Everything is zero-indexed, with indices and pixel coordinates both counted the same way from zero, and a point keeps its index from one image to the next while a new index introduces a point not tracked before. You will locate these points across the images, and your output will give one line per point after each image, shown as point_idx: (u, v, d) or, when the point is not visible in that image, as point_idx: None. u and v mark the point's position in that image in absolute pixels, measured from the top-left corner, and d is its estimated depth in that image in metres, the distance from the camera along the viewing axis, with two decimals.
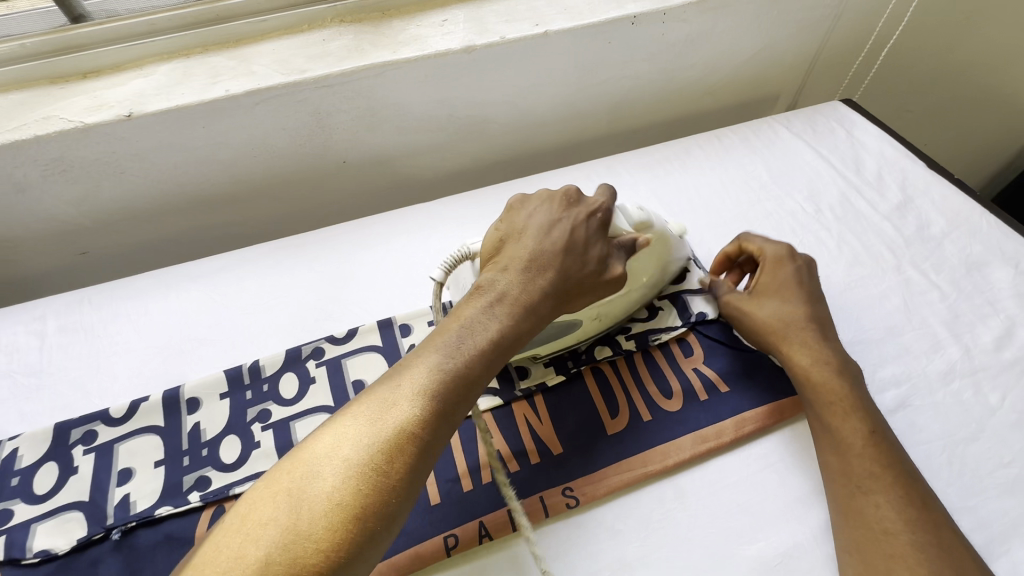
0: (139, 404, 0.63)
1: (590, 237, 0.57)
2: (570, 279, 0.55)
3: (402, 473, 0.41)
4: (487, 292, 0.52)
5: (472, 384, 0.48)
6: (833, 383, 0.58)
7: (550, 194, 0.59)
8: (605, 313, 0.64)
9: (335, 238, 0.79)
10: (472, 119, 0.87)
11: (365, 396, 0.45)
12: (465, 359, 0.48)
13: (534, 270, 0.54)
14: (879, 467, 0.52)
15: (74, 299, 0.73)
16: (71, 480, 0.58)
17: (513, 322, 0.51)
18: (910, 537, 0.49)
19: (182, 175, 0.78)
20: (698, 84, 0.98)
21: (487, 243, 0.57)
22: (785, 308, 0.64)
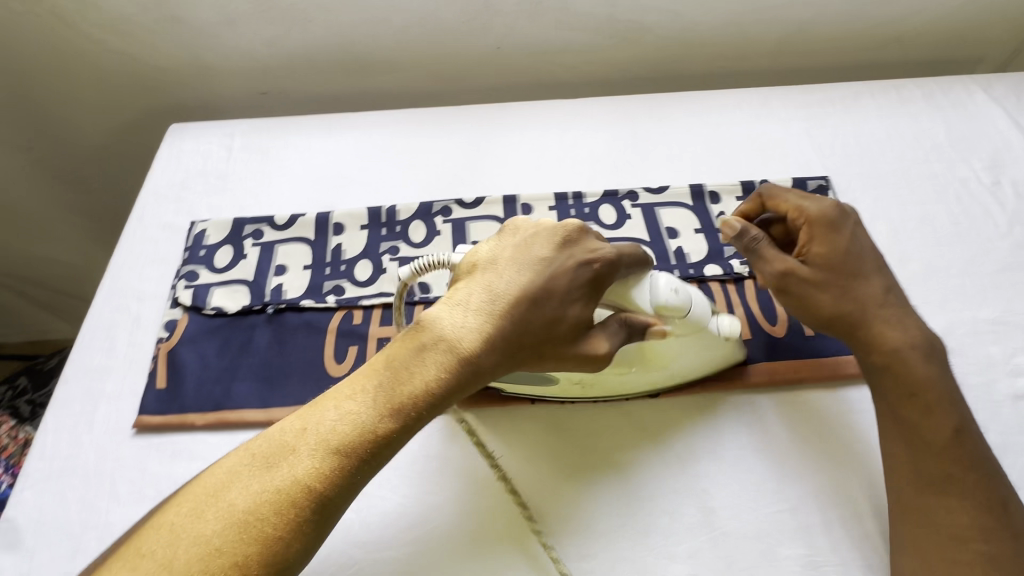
0: (298, 217, 0.74)
1: (568, 292, 0.49)
2: (534, 336, 0.49)
3: (291, 526, 0.40)
4: (426, 333, 0.47)
5: (390, 434, 0.44)
6: (921, 374, 0.51)
7: (543, 228, 0.52)
8: (592, 380, 0.56)
9: (477, 117, 0.83)
10: (630, 24, 0.86)
11: (280, 432, 0.44)
12: (380, 410, 0.44)
13: (490, 317, 0.47)
14: (955, 473, 0.48)
15: (256, 125, 0.85)
16: (241, 262, 0.70)
17: (451, 375, 0.46)
18: (981, 547, 0.46)
19: (356, 33, 0.86)
20: (888, 26, 0.88)
21: (462, 266, 0.52)
22: (857, 285, 0.54)
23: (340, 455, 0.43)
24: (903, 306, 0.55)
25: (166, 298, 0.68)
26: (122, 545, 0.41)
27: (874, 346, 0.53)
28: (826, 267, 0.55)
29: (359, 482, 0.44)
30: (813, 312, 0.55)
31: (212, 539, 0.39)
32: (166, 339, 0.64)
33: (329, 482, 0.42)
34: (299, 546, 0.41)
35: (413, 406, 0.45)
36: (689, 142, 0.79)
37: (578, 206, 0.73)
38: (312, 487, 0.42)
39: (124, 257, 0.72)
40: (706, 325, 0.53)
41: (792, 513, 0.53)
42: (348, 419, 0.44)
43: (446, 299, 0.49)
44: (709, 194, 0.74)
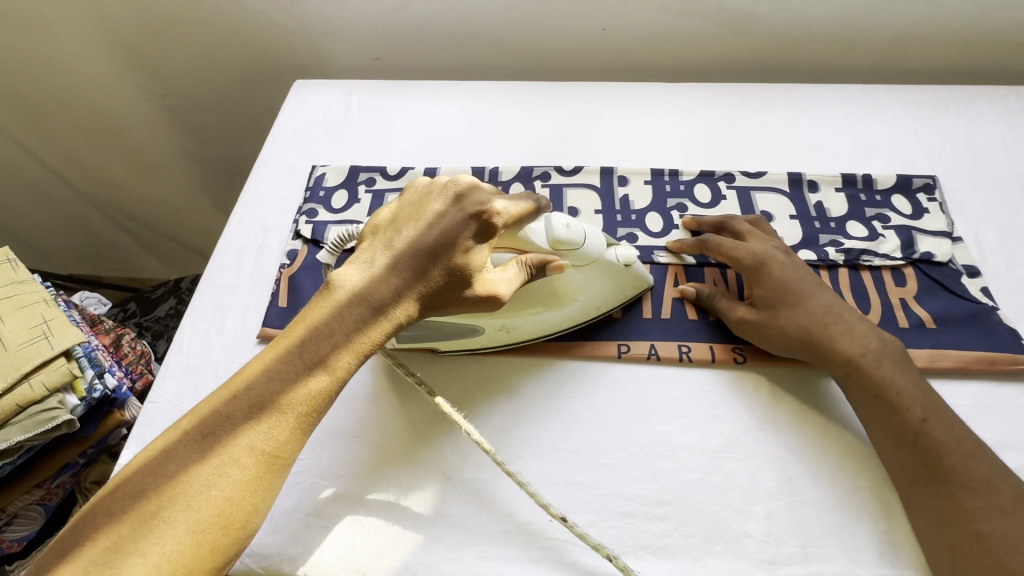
0: (408, 170, 0.80)
1: (460, 244, 0.52)
2: (430, 289, 0.52)
3: (245, 487, 0.46)
4: (336, 295, 0.51)
5: (324, 391, 0.50)
6: (875, 374, 0.55)
7: (432, 191, 0.55)
8: (514, 324, 0.61)
9: (579, 92, 0.86)
10: (741, 13, 0.86)
11: (210, 404, 0.48)
12: (308, 369, 0.49)
13: (397, 275, 0.52)
14: (929, 459, 0.51)
15: (372, 85, 0.91)
16: (355, 205, 0.77)
17: (371, 331, 0.51)
18: (980, 528, 0.47)
19: (472, 6, 0.91)
20: (1016, 29, 0.85)
21: (364, 235, 0.56)
22: (800, 309, 0.59)
23: (277, 416, 0.48)
24: (847, 314, 0.59)
25: (288, 230, 0.76)
26: (70, 532, 0.44)
27: (833, 359, 0.57)
28: (768, 303, 0.61)
29: (303, 432, 0.49)
30: (778, 342, 0.59)
31: (162, 510, 0.43)
32: (287, 265, 0.71)
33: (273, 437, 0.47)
34: (258, 496, 0.46)
35: (338, 359, 0.50)
36: (790, 131, 0.80)
37: (674, 182, 0.76)
38: (257, 448, 0.47)
39: (252, 191, 0.80)
40: (598, 255, 0.59)
41: (872, 491, 0.54)
42: (279, 384, 0.48)
43: (350, 264, 0.53)
44: (808, 182, 0.74)
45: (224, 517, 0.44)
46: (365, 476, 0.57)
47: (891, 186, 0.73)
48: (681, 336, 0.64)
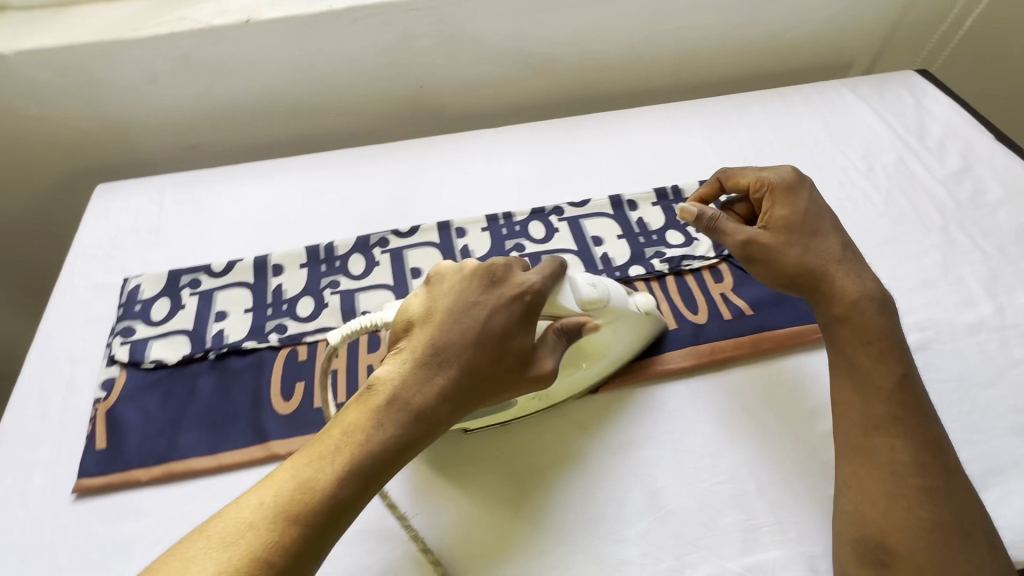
0: (236, 263, 0.75)
1: (507, 328, 0.50)
2: (474, 380, 0.48)
3: None
4: (378, 396, 0.47)
5: (352, 502, 0.44)
6: (870, 324, 0.56)
7: (470, 265, 0.52)
8: (548, 391, 0.59)
9: (406, 151, 0.87)
10: (542, 56, 0.93)
11: (230, 516, 0.43)
12: (335, 475, 0.44)
13: (441, 370, 0.47)
14: (901, 415, 0.53)
15: (187, 177, 0.86)
16: (180, 312, 0.70)
17: (410, 434, 0.46)
18: (917, 482, 0.51)
19: (281, 82, 0.89)
20: (768, 42, 0.99)
21: (397, 318, 0.50)
22: (815, 244, 0.60)
23: (295, 526, 0.42)
24: (855, 257, 0.60)
25: (101, 357, 0.67)
26: None
27: (834, 299, 0.58)
28: (787, 229, 0.61)
29: (329, 542, 0.43)
30: (780, 270, 0.60)
31: None
32: (103, 398, 0.63)
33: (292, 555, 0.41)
34: None
35: (370, 464, 0.45)
36: (605, 157, 0.86)
37: (509, 225, 0.78)
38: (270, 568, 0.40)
39: (53, 321, 0.71)
40: (625, 308, 0.59)
41: (728, 483, 0.57)
42: (304, 492, 0.43)
43: (392, 353, 0.49)
44: (627, 202, 0.80)
45: None
46: None
47: None
48: None
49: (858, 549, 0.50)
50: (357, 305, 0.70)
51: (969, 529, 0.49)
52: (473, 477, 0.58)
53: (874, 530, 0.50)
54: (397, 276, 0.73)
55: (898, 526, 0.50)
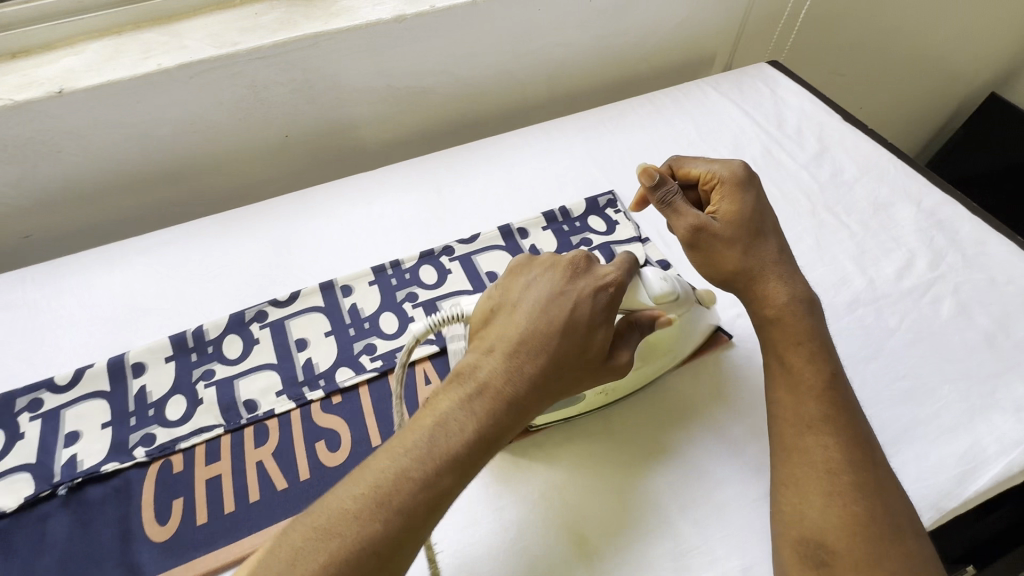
0: (85, 370, 0.65)
1: (595, 318, 0.48)
2: (560, 371, 0.47)
3: None
4: (467, 381, 0.46)
5: (446, 496, 0.42)
6: (799, 324, 0.56)
7: (555, 259, 0.51)
8: (613, 387, 0.59)
9: (277, 209, 0.80)
10: (410, 90, 0.90)
11: (327, 506, 0.41)
12: (434, 465, 0.42)
13: (529, 361, 0.46)
14: (833, 413, 0.52)
15: (16, 277, 0.74)
16: (18, 444, 0.60)
17: (498, 426, 0.44)
18: (850, 477, 0.49)
19: (119, 152, 0.79)
20: (633, 50, 1.02)
21: (478, 309, 0.50)
22: (755, 244, 0.60)
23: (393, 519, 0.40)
24: (788, 259, 0.61)
25: None
26: None
27: (766, 303, 0.58)
28: (730, 227, 0.61)
29: (424, 534, 0.41)
30: (717, 267, 0.61)
31: None
32: None
33: (385, 549, 0.39)
34: None
35: (467, 455, 0.43)
36: (491, 186, 0.84)
37: (398, 274, 0.73)
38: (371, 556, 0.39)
39: None
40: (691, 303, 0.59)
41: (652, 511, 0.55)
42: (398, 482, 0.41)
43: (479, 345, 0.48)
44: (518, 231, 0.78)
45: None
46: None
47: (584, 211, 0.80)
48: None
49: (800, 552, 0.48)
50: (237, 394, 0.63)
51: (901, 524, 0.48)
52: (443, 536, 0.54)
53: (813, 531, 0.48)
54: (280, 352, 0.67)
55: (836, 524, 0.48)
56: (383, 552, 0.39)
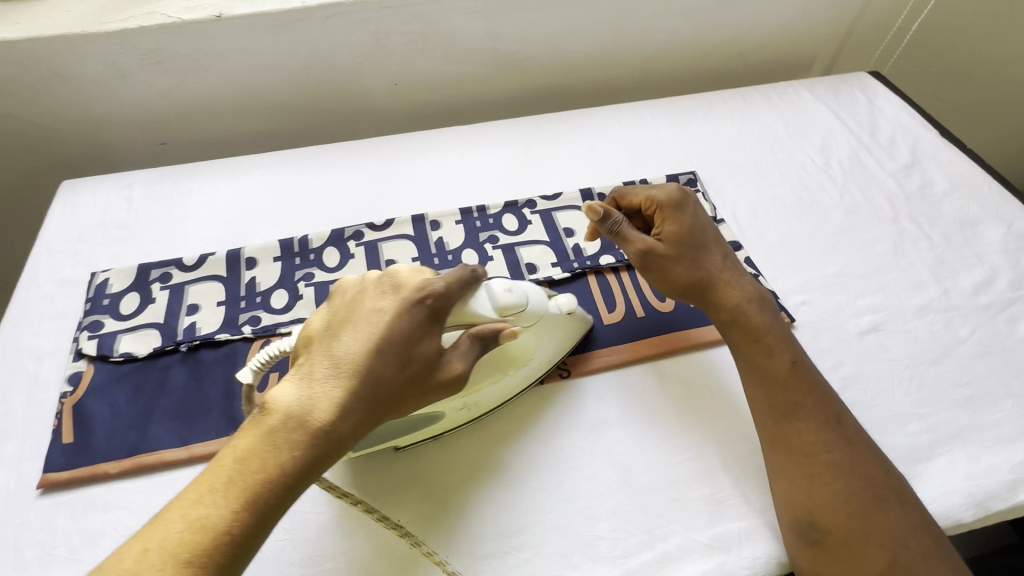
0: (208, 256, 0.74)
1: (412, 335, 0.47)
2: (373, 391, 0.45)
3: None
4: (270, 415, 0.43)
5: (250, 527, 0.41)
6: (757, 320, 0.59)
7: (365, 279, 0.50)
8: (475, 400, 0.58)
9: (381, 147, 0.88)
10: (514, 56, 0.95)
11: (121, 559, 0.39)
12: (238, 510, 0.41)
13: (340, 387, 0.44)
14: (798, 401, 0.55)
15: (157, 173, 0.85)
16: (150, 306, 0.70)
17: (310, 453, 0.43)
18: (829, 456, 0.52)
19: (253, 78, 0.88)
20: (732, 44, 1.03)
21: (299, 339, 0.48)
22: (701, 256, 0.62)
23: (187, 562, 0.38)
24: (733, 266, 0.63)
25: (69, 351, 0.66)
26: None
27: (719, 305, 0.60)
28: (676, 242, 0.62)
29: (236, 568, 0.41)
30: (672, 282, 0.62)
31: None
32: (70, 393, 0.62)
33: None
34: None
35: (278, 491, 0.42)
36: (576, 153, 0.88)
37: (483, 218, 0.79)
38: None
39: (17, 317, 0.69)
40: (544, 309, 0.57)
41: (695, 460, 0.59)
42: (196, 527, 0.40)
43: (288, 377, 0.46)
44: (597, 196, 0.82)
45: None
46: None
47: None
48: None
49: (796, 530, 0.51)
50: None
51: (882, 496, 0.50)
52: (426, 464, 0.59)
53: (803, 511, 0.51)
54: (372, 268, 0.74)
55: (823, 503, 0.50)
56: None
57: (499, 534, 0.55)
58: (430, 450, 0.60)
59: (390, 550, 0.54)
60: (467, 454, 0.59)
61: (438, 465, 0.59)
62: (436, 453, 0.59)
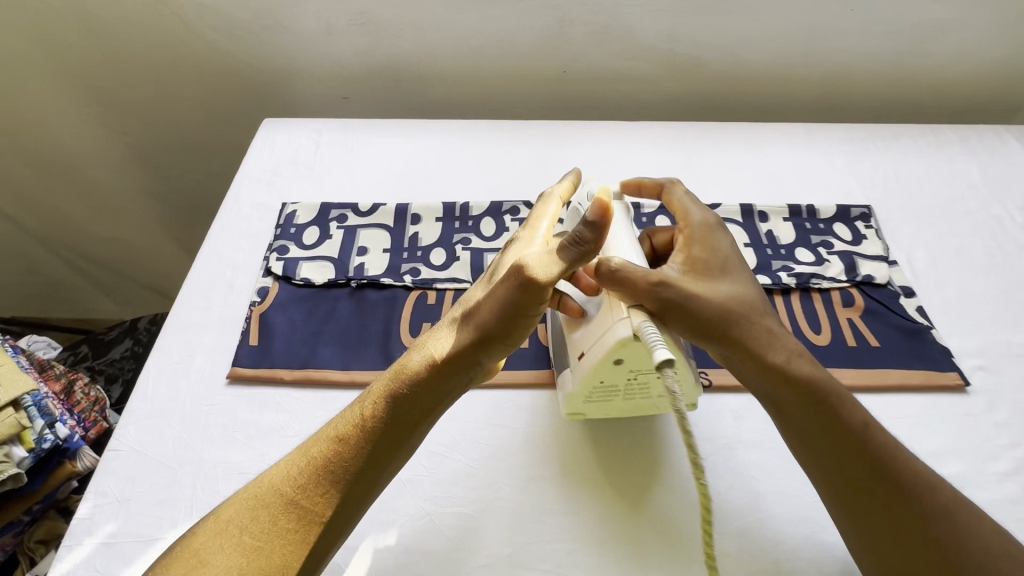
0: (380, 206, 0.81)
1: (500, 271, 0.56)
2: (470, 309, 0.55)
3: (273, 532, 0.48)
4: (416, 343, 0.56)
5: (343, 426, 0.51)
6: (812, 378, 0.53)
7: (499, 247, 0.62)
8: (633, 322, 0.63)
9: (543, 131, 0.91)
10: (689, 60, 0.94)
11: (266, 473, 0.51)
12: (319, 457, 0.50)
13: (451, 316, 0.56)
14: (870, 477, 0.50)
15: (341, 124, 0.93)
16: (328, 241, 0.77)
17: (414, 356, 0.53)
18: (932, 536, 0.47)
19: (438, 48, 0.93)
20: (929, 76, 0.95)
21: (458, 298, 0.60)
22: (727, 294, 0.56)
23: (299, 458, 0.51)
24: (753, 300, 0.57)
25: (259, 267, 0.75)
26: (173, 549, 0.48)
27: (763, 359, 0.54)
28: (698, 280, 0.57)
29: (330, 464, 0.50)
30: (694, 325, 0.54)
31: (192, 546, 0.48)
32: (258, 303, 0.71)
33: (305, 476, 0.49)
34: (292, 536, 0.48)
35: (358, 426, 0.51)
36: (739, 168, 0.86)
37: (636, 215, 0.80)
38: (288, 529, 0.48)
39: (221, 230, 0.79)
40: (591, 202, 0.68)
41: None
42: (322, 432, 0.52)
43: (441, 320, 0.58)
44: (758, 213, 0.80)
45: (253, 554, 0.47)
46: None
47: (832, 216, 0.79)
48: None
49: None
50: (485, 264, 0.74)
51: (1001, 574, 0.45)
52: (512, 436, 0.62)
53: None
54: None
55: None
56: (301, 521, 0.48)
57: (564, 515, 0.57)
58: (561, 435, 0.62)
59: (516, 516, 0.56)
60: (597, 451, 0.61)
61: (568, 452, 0.61)
62: (568, 440, 0.62)
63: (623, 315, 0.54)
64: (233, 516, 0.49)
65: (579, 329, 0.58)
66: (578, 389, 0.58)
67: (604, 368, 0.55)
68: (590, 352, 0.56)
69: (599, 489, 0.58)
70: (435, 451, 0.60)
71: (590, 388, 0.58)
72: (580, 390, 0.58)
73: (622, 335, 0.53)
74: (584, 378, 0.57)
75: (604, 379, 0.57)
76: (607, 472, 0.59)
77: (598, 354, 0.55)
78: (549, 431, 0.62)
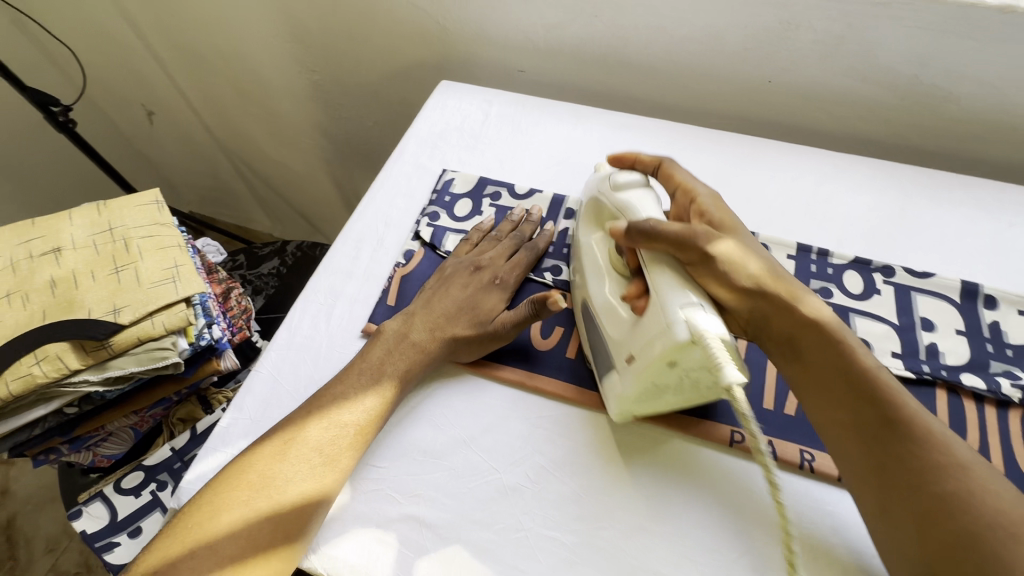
0: (536, 192, 0.78)
1: (477, 300, 0.65)
2: (449, 324, 0.63)
3: (301, 476, 0.53)
4: (396, 337, 0.63)
5: (347, 395, 0.58)
6: (891, 422, 0.47)
7: (457, 262, 0.69)
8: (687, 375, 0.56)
9: (726, 143, 0.81)
10: (933, 92, 0.77)
11: (291, 423, 0.57)
12: (330, 416, 0.57)
13: (428, 322, 0.64)
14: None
15: (514, 98, 0.91)
16: (477, 217, 0.76)
17: (401, 355, 0.61)
18: None
19: (633, 36, 0.86)
20: None
21: (422, 300, 0.66)
22: (751, 262, 0.54)
23: (316, 415, 0.57)
24: (756, 249, 0.57)
25: (408, 228, 0.76)
26: (213, 486, 0.53)
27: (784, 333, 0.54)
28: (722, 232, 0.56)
29: (341, 420, 0.57)
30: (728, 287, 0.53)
31: (236, 487, 0.52)
32: (402, 265, 0.72)
33: (320, 429, 0.56)
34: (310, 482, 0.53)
35: (357, 400, 0.58)
36: (966, 233, 0.71)
37: (821, 263, 0.68)
38: (316, 472, 0.54)
39: (382, 183, 0.82)
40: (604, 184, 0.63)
41: None
42: (331, 396, 0.58)
43: (412, 317, 0.65)
44: (984, 297, 0.64)
45: (280, 493, 0.52)
46: (444, 503, 0.55)
47: None
48: (805, 439, 0.57)
49: None
50: None
51: None
52: (627, 473, 0.57)
53: None
54: None
55: None
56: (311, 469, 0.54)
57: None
58: (683, 488, 0.55)
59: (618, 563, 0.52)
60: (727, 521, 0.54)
61: (690, 513, 0.54)
62: (692, 492, 0.55)
63: (680, 315, 0.48)
64: (264, 458, 0.54)
65: (626, 326, 0.54)
66: (628, 394, 0.54)
67: (655, 368, 0.50)
68: (641, 354, 0.51)
69: (717, 563, 0.51)
70: (545, 465, 0.57)
71: (640, 390, 0.53)
72: (630, 393, 0.54)
73: (679, 338, 0.47)
74: (635, 383, 0.53)
75: (656, 379, 0.52)
76: (729, 544, 0.52)
77: (649, 357, 0.50)
78: (669, 477, 0.56)
